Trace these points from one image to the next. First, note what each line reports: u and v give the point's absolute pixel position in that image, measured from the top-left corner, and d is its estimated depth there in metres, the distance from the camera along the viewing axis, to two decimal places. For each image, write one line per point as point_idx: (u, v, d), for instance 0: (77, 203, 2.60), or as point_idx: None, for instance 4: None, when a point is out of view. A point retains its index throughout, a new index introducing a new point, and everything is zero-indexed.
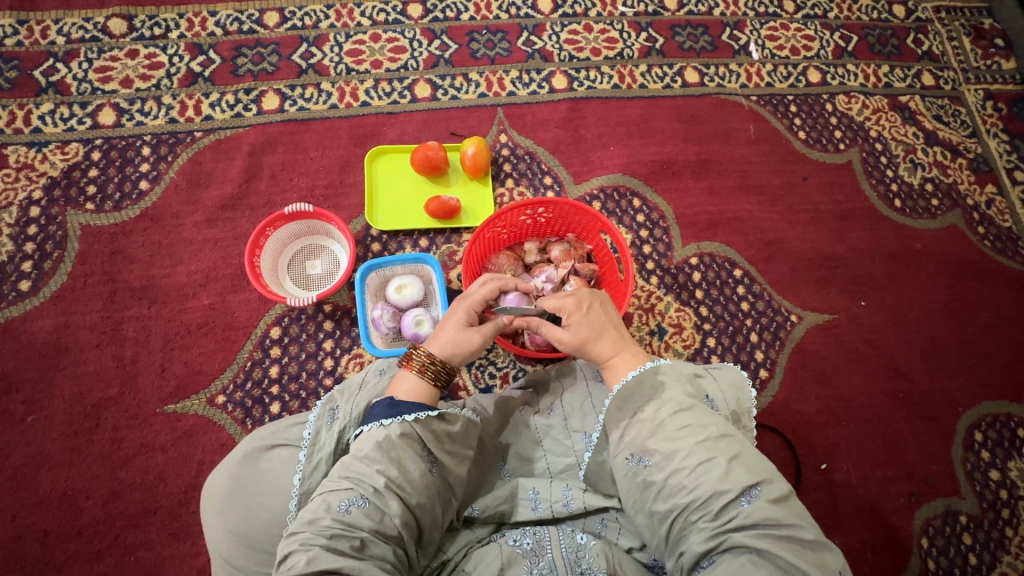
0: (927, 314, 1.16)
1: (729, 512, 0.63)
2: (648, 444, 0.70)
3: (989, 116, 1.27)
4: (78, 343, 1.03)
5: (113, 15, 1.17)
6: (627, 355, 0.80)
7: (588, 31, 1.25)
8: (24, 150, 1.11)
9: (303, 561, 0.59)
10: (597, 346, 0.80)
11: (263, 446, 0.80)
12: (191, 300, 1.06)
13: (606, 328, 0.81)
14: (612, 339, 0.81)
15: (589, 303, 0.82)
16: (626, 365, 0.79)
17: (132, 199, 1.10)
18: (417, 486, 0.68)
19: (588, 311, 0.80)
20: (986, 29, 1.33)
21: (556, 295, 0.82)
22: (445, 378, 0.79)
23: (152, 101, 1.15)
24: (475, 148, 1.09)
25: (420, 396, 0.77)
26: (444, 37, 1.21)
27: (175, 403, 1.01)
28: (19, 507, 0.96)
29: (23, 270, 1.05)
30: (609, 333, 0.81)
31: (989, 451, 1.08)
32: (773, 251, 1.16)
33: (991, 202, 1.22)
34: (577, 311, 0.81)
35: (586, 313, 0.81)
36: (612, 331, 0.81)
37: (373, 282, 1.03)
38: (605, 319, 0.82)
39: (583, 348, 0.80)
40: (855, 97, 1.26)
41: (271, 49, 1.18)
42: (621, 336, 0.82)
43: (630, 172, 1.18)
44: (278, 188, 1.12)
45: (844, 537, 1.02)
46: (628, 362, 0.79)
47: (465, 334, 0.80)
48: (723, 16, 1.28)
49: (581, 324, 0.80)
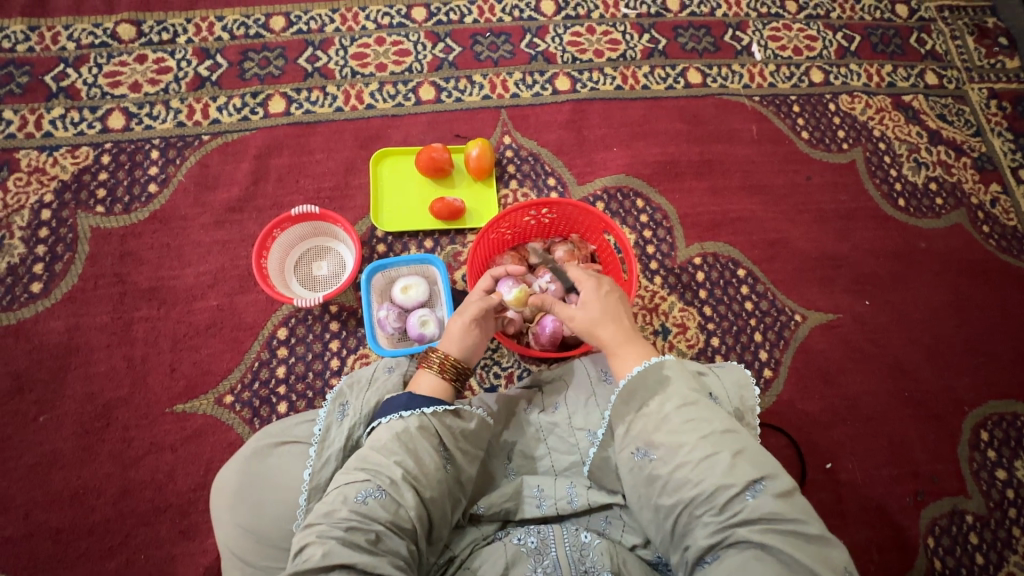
0: (931, 313, 1.16)
1: (734, 507, 0.64)
2: (655, 436, 0.70)
3: (992, 114, 1.27)
4: (89, 344, 1.04)
5: (122, 20, 1.19)
6: (634, 346, 0.80)
7: (591, 33, 1.25)
8: (35, 154, 1.12)
9: (318, 555, 0.60)
10: (605, 328, 0.81)
11: (273, 443, 0.82)
12: (200, 301, 1.07)
13: (619, 314, 0.83)
14: (619, 327, 0.81)
15: (607, 289, 0.85)
16: (634, 357, 0.78)
17: (141, 202, 1.11)
18: (431, 479, 0.69)
19: (604, 293, 0.83)
20: (990, 28, 1.33)
21: (579, 272, 0.87)
22: (457, 374, 0.81)
23: (160, 105, 1.16)
24: (479, 149, 1.10)
25: (439, 394, 0.79)
26: (447, 40, 1.22)
27: (184, 403, 1.03)
28: (32, 506, 0.97)
29: (35, 272, 1.07)
30: (620, 321, 0.82)
31: (995, 450, 1.08)
32: (776, 251, 1.17)
33: (996, 201, 1.22)
34: (593, 288, 0.84)
35: (603, 293, 0.84)
36: (624, 320, 0.82)
37: (378, 283, 1.04)
38: (619, 309, 0.83)
39: (591, 329, 0.81)
40: (858, 97, 1.26)
41: (277, 53, 1.20)
42: (631, 328, 0.82)
43: (633, 173, 1.19)
44: (284, 190, 1.14)
45: (849, 536, 1.02)
46: (636, 352, 0.79)
47: (457, 319, 0.84)
48: (725, 17, 1.28)
49: (593, 304, 0.82)
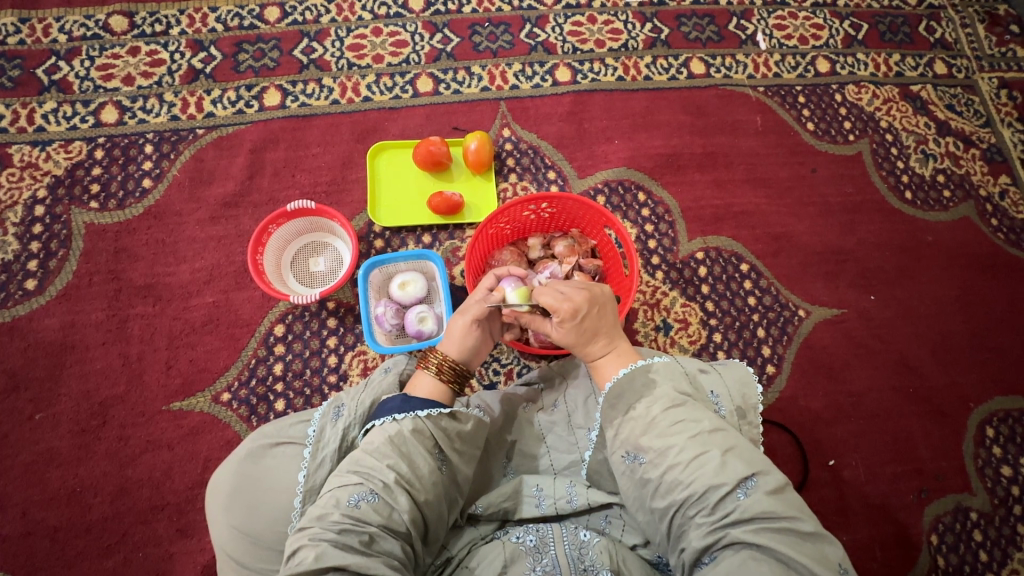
0: (938, 308, 1.14)
1: (727, 506, 0.62)
2: (643, 441, 0.69)
3: (1003, 105, 1.24)
4: (84, 342, 1.04)
5: (114, 12, 1.17)
6: (613, 356, 0.77)
7: (592, 22, 1.23)
8: (28, 149, 1.11)
9: (311, 558, 0.59)
10: (580, 348, 0.78)
11: (267, 443, 0.81)
12: (196, 298, 1.06)
13: (599, 332, 0.77)
14: (598, 345, 0.77)
15: (586, 309, 0.76)
16: (613, 367, 0.76)
17: (135, 197, 1.10)
18: (424, 483, 0.68)
19: (581, 320, 0.76)
20: (1001, 16, 1.29)
21: (551, 296, 0.76)
22: (458, 378, 0.80)
23: (154, 98, 1.14)
24: (478, 143, 1.07)
25: (439, 397, 0.78)
26: (445, 30, 1.20)
27: (180, 401, 1.02)
28: (29, 504, 0.97)
29: (29, 269, 1.06)
30: (599, 339, 0.77)
31: (1001, 447, 1.06)
32: (781, 245, 1.15)
33: (1005, 193, 1.20)
34: (571, 318, 0.76)
35: (580, 321, 0.76)
36: (602, 337, 0.77)
37: (376, 279, 1.02)
38: (598, 324, 0.77)
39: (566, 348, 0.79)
40: (866, 87, 1.23)
41: (272, 45, 1.17)
42: (610, 341, 0.78)
43: (634, 167, 1.17)
44: (280, 185, 1.12)
45: (852, 534, 1.01)
46: (617, 362, 0.77)
47: (456, 321, 0.82)
48: (730, 6, 1.26)
49: (570, 330, 0.77)
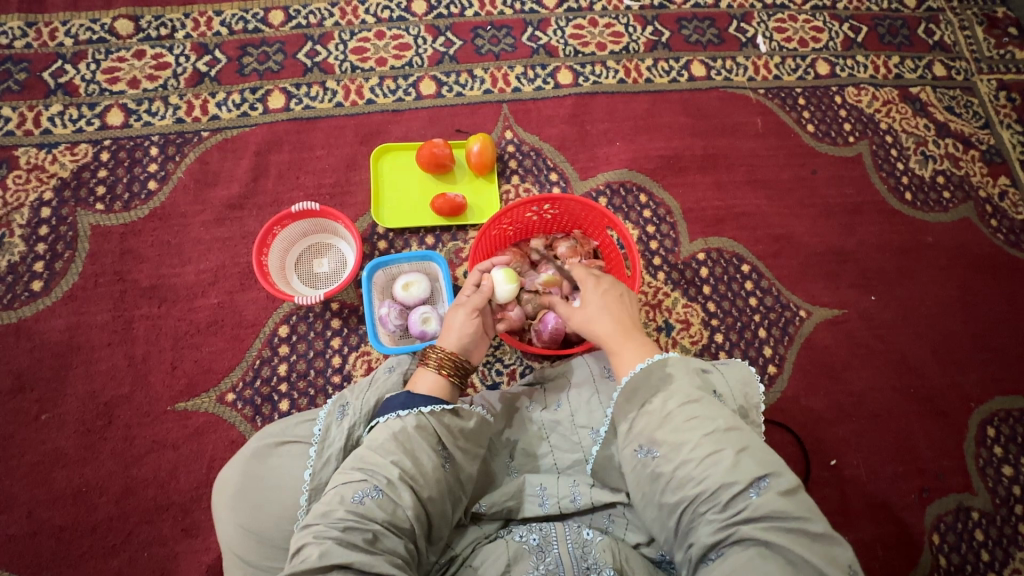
0: (938, 308, 1.14)
1: (738, 504, 0.63)
2: (657, 435, 0.69)
3: (1002, 106, 1.25)
4: (90, 342, 1.04)
5: (119, 16, 1.18)
6: (632, 340, 0.79)
7: (593, 25, 1.24)
8: (34, 152, 1.12)
9: (316, 554, 0.60)
10: (602, 322, 0.80)
11: (272, 443, 0.81)
12: (200, 299, 1.07)
13: (618, 309, 0.82)
14: (618, 321, 0.80)
15: (608, 286, 0.85)
16: (635, 355, 0.77)
17: (141, 199, 1.11)
18: (429, 479, 0.69)
19: (600, 290, 0.83)
20: (999, 18, 1.30)
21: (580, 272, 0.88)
22: (459, 373, 0.81)
23: (159, 101, 1.15)
24: (480, 144, 1.08)
25: (439, 393, 0.79)
26: (448, 33, 1.21)
27: (186, 401, 1.03)
28: (35, 504, 0.97)
29: (35, 270, 1.07)
30: (619, 317, 0.81)
31: (1002, 446, 1.07)
32: (782, 246, 1.15)
33: (1004, 194, 1.21)
34: (593, 288, 0.84)
35: (602, 292, 0.83)
36: (621, 314, 0.82)
37: (379, 280, 1.03)
38: (616, 303, 0.83)
39: (587, 325, 0.81)
40: (865, 89, 1.24)
41: (276, 48, 1.18)
42: (629, 322, 0.82)
43: (636, 168, 1.18)
44: (284, 186, 1.13)
45: (854, 533, 1.01)
46: (634, 354, 0.77)
47: (458, 313, 0.84)
48: (730, 9, 1.27)
49: (593, 299, 0.83)
